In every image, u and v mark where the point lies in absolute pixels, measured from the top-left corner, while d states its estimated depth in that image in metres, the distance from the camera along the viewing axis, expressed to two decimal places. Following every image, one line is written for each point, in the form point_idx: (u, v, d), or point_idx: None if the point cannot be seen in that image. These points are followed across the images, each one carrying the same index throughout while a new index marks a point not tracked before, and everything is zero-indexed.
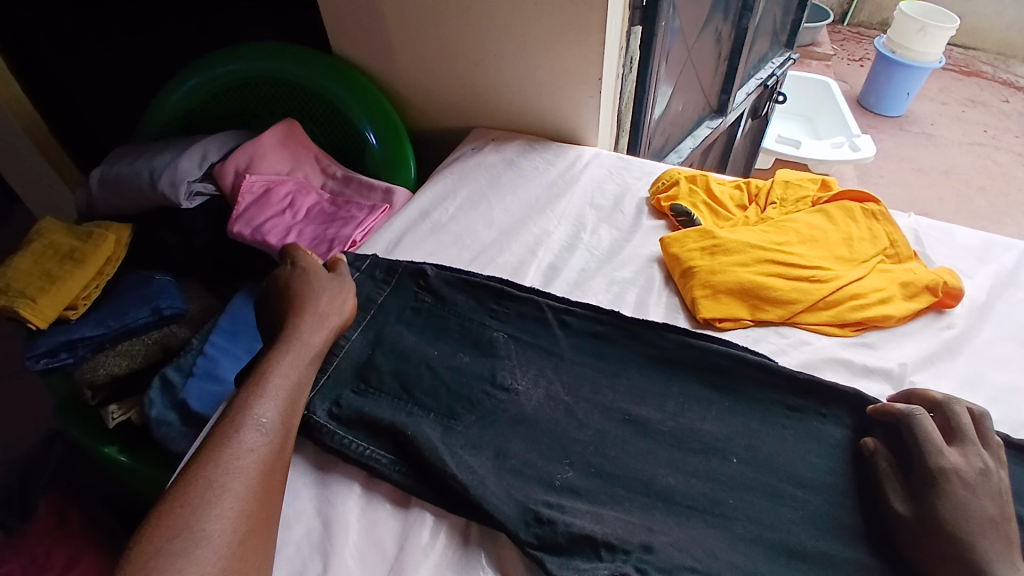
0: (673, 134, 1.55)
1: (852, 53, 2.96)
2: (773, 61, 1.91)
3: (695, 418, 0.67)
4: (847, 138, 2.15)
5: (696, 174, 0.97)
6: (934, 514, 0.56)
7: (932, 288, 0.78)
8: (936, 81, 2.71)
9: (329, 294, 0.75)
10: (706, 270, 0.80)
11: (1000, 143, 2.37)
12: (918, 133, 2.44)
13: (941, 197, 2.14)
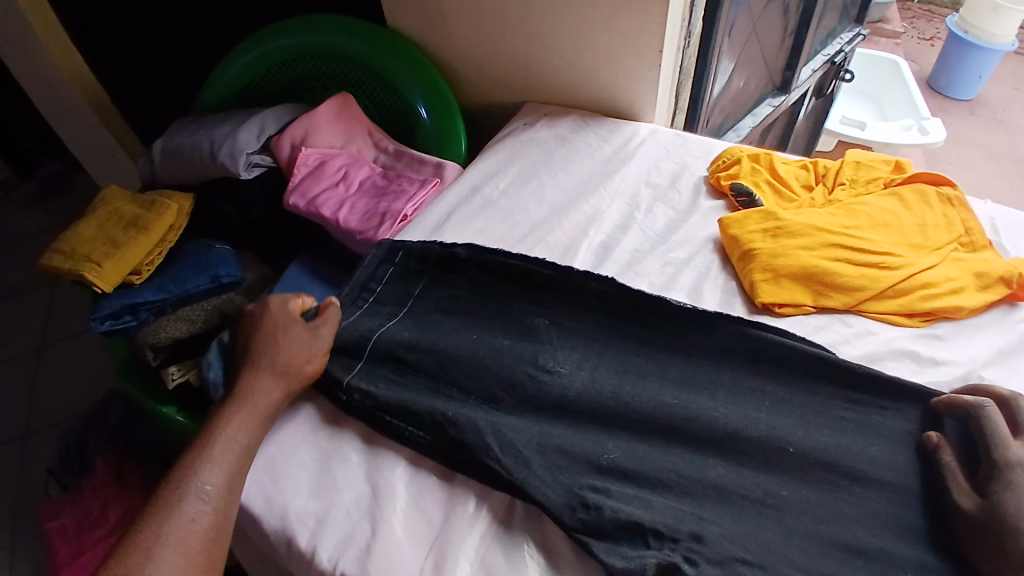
0: (732, 112, 1.49)
1: (923, 32, 2.78)
2: (841, 37, 1.80)
3: (750, 407, 0.65)
4: (916, 121, 2.03)
5: (760, 152, 0.92)
6: (998, 510, 0.53)
7: (1009, 280, 0.73)
8: (1016, 63, 2.52)
9: (293, 350, 0.69)
10: (768, 253, 0.77)
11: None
12: (993, 118, 2.29)
13: (1016, 187, 2.00)
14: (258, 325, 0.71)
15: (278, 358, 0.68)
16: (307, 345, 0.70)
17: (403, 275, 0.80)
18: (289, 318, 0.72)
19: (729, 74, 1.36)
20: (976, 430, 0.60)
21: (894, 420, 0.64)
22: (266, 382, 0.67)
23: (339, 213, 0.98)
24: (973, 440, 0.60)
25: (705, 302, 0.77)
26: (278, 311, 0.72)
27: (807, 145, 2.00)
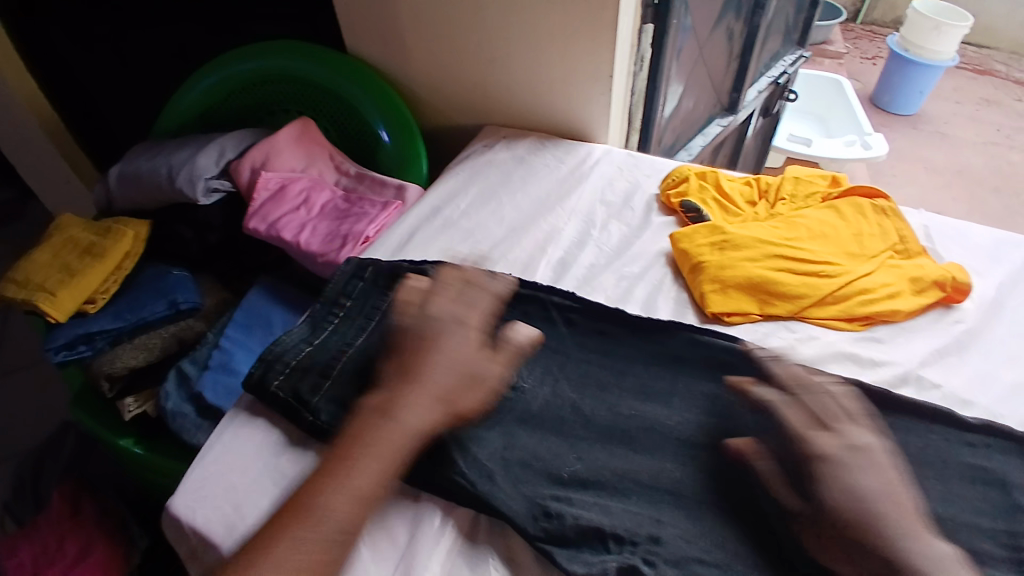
0: (683, 132, 1.55)
1: (865, 52, 2.94)
2: (784, 59, 1.90)
3: (703, 412, 0.68)
4: (859, 137, 2.14)
5: (706, 171, 0.97)
6: (821, 501, 0.57)
7: (940, 284, 0.78)
8: (950, 80, 2.69)
9: (473, 356, 0.69)
10: (716, 265, 0.81)
11: (1017, 143, 2.35)
12: (931, 133, 2.43)
13: (955, 197, 2.13)
14: (434, 325, 0.71)
15: (438, 359, 0.68)
16: (470, 350, 0.69)
17: (371, 290, 0.82)
18: (474, 325, 0.72)
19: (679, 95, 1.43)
20: (781, 426, 0.64)
21: (760, 420, 0.66)
22: (409, 409, 0.64)
23: (300, 236, 0.98)
24: (776, 433, 0.64)
25: (657, 316, 0.80)
26: (429, 311, 0.72)
27: (758, 162, 2.10)
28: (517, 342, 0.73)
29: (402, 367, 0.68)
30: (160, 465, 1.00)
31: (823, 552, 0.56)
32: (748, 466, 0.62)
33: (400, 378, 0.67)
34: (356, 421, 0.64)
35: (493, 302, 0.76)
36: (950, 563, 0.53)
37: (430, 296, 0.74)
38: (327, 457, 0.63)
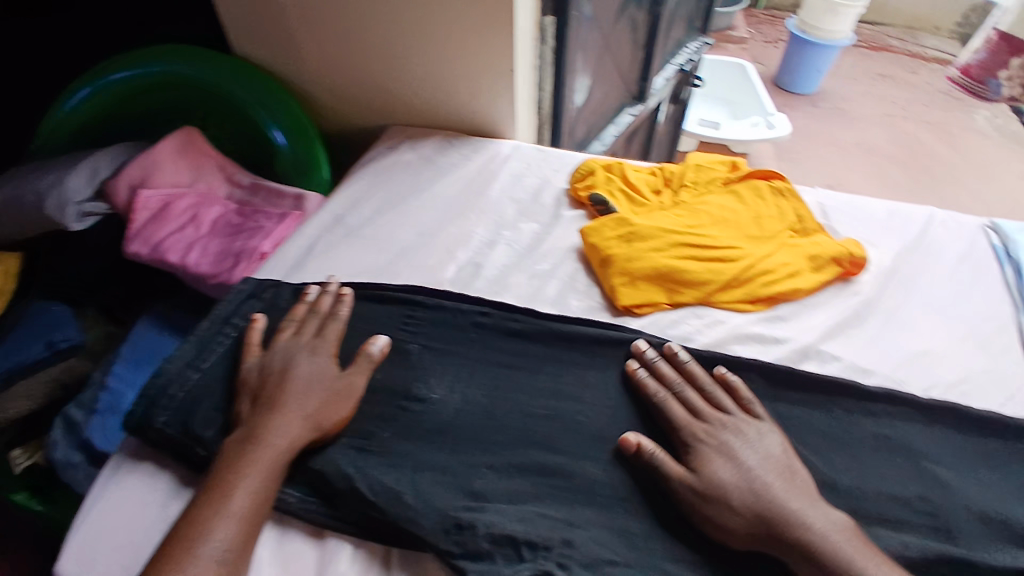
0: (595, 122, 1.57)
1: (767, 36, 3.07)
2: (688, 46, 1.95)
3: (614, 405, 0.68)
4: (764, 117, 2.23)
5: (612, 163, 0.97)
6: (712, 479, 0.58)
7: (837, 260, 0.81)
8: (847, 59, 2.85)
9: (323, 373, 0.67)
10: (623, 258, 0.80)
11: (909, 113, 2.52)
12: (832, 110, 2.56)
13: (856, 169, 2.26)
14: (281, 354, 0.69)
15: (299, 377, 0.65)
16: (328, 371, 0.67)
17: (274, 310, 0.78)
18: (323, 347, 0.70)
19: (588, 86, 1.43)
20: (663, 416, 0.65)
21: (639, 408, 0.67)
22: (281, 429, 0.61)
23: (188, 256, 0.91)
24: (657, 422, 0.66)
25: (569, 313, 0.79)
26: (285, 343, 0.70)
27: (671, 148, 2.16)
28: (369, 348, 0.70)
29: (259, 397, 0.64)
30: (60, 515, 0.93)
31: (726, 532, 0.56)
32: (650, 454, 0.61)
33: (261, 405, 0.63)
34: (232, 448, 0.60)
35: (339, 322, 0.74)
36: (843, 530, 0.55)
37: (276, 335, 0.72)
38: (204, 487, 0.58)
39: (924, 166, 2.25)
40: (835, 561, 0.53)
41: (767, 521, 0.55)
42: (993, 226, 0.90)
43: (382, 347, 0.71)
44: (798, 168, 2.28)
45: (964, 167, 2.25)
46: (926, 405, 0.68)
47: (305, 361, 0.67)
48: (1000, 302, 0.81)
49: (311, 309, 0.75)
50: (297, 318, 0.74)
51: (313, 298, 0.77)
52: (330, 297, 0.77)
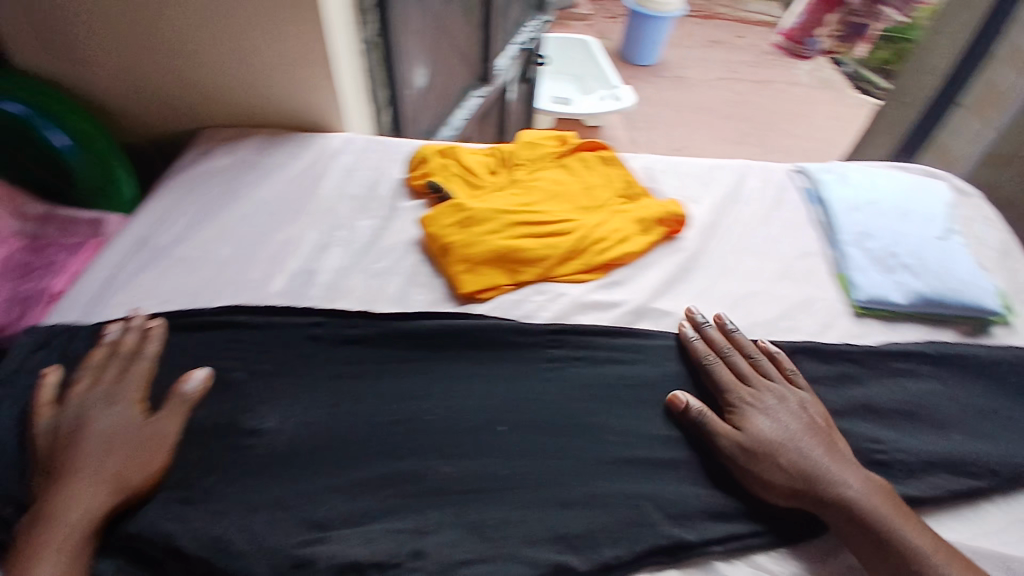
0: (441, 108, 1.54)
1: (610, 11, 3.19)
2: (528, 25, 1.97)
3: (461, 398, 0.67)
4: (610, 91, 2.32)
5: (445, 148, 0.94)
6: (757, 434, 0.61)
7: (662, 220, 0.85)
8: (682, 29, 3.05)
9: (124, 424, 0.60)
10: (461, 245, 0.78)
11: (740, 75, 2.74)
12: (673, 78, 2.72)
13: (699, 130, 2.41)
14: (73, 411, 0.61)
15: (94, 436, 0.59)
16: (133, 420, 0.61)
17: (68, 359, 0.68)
18: (124, 394, 0.64)
19: (426, 72, 1.39)
20: (709, 380, 0.69)
21: (685, 377, 0.70)
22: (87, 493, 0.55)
23: None
24: (707, 388, 0.69)
25: (412, 309, 0.76)
26: (78, 397, 0.63)
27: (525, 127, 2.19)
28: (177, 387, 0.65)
29: (48, 467, 0.57)
30: None
31: (767, 486, 0.59)
32: (698, 414, 0.64)
33: (52, 476, 0.56)
34: (26, 529, 0.53)
35: (145, 360, 0.67)
36: (876, 493, 0.58)
37: (70, 388, 0.64)
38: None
39: (756, 121, 2.46)
40: (868, 516, 0.56)
41: (810, 478, 0.58)
42: (800, 169, 0.97)
43: (201, 379, 0.66)
44: (648, 134, 2.39)
45: (789, 119, 2.48)
46: (752, 346, 0.72)
47: (103, 413, 0.61)
48: (810, 237, 0.87)
49: (108, 352, 0.67)
50: (91, 365, 0.66)
51: (114, 339, 0.69)
52: (136, 333, 0.70)
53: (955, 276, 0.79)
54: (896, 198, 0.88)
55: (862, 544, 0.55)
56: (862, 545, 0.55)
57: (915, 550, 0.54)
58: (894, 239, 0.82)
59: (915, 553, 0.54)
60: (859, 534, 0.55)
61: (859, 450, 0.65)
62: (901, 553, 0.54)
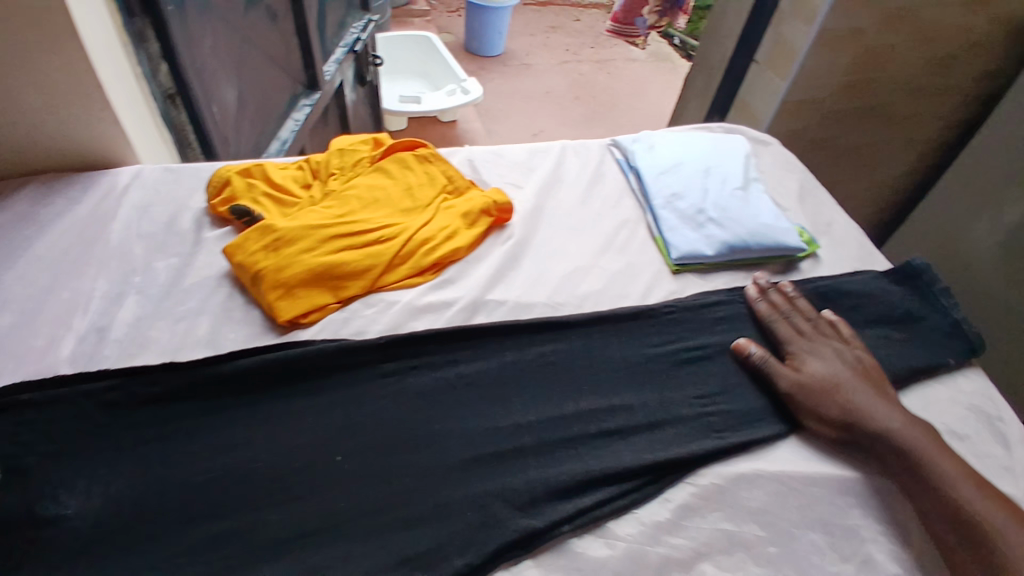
0: (267, 123, 1.43)
1: (450, 6, 3.18)
2: (353, 26, 1.88)
3: (292, 435, 0.63)
4: (457, 84, 2.31)
5: (250, 167, 0.87)
6: (812, 372, 0.68)
7: (486, 211, 0.84)
8: (521, 18, 3.12)
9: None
10: (274, 270, 0.72)
11: (580, 57, 2.84)
12: (519, 66, 2.76)
13: (550, 113, 2.47)
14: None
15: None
16: None
17: None
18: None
19: (237, 86, 1.26)
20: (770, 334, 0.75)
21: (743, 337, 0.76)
22: None
23: None
24: (772, 340, 0.75)
25: (228, 349, 0.70)
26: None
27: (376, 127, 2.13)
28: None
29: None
30: None
31: (816, 419, 0.65)
32: (758, 359, 0.71)
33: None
34: None
35: None
36: (919, 429, 0.62)
37: None
38: None
39: (602, 99, 2.57)
40: (905, 446, 0.61)
41: (853, 412, 0.64)
42: (614, 142, 1.02)
43: None
44: (502, 123, 2.41)
45: (630, 95, 2.61)
46: (580, 322, 0.74)
47: None
48: (627, 208, 0.92)
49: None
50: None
51: None
52: None
53: (758, 221, 0.85)
54: (696, 156, 0.95)
55: (900, 470, 0.61)
56: (902, 471, 0.60)
57: (951, 482, 0.58)
58: (697, 197, 0.88)
59: (949, 484, 0.58)
60: (899, 461, 0.61)
61: (692, 406, 0.68)
62: (935, 483, 0.58)
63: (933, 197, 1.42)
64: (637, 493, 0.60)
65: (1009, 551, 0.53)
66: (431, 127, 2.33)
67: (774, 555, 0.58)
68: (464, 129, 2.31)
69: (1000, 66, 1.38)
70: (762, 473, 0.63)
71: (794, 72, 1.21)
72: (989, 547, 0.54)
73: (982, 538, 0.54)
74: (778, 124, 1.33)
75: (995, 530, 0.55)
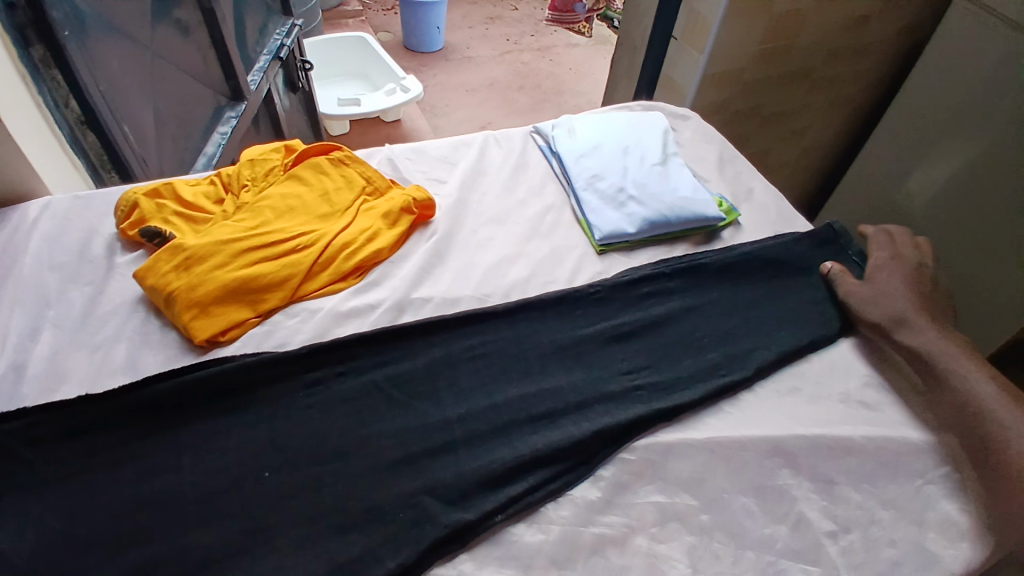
0: (189, 139, 1.25)
1: (384, 5, 3.12)
2: (277, 32, 1.71)
3: (218, 454, 0.61)
4: (396, 83, 2.23)
5: (158, 186, 0.84)
6: (877, 292, 0.76)
7: (408, 208, 0.83)
8: (458, 11, 3.07)
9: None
10: (186, 288, 0.70)
11: (521, 46, 2.83)
12: (460, 60, 2.71)
13: (495, 106, 2.43)
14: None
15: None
16: None
17: None
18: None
19: (147, 104, 1.10)
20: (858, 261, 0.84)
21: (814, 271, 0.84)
22: None
23: None
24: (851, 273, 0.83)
25: (145, 375, 0.68)
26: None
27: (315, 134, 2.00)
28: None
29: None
30: None
31: (866, 324, 0.75)
32: (834, 271, 0.81)
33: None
34: None
35: None
36: (963, 352, 0.69)
37: None
38: None
39: (546, 86, 2.56)
40: (933, 358, 0.69)
41: (902, 325, 0.72)
42: (535, 130, 1.02)
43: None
44: (448, 119, 2.36)
45: (574, 80, 2.61)
46: (505, 310, 0.73)
47: None
48: (552, 194, 0.92)
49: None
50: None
51: None
52: None
53: (677, 195, 0.86)
54: (615, 137, 0.96)
55: (928, 378, 0.69)
56: (929, 380, 0.69)
57: (974, 388, 0.65)
58: (617, 176, 0.89)
59: (973, 391, 0.65)
60: (927, 370, 0.69)
61: (619, 382, 0.68)
62: (959, 390, 0.66)
63: (863, 156, 1.46)
64: (568, 474, 0.60)
65: (1016, 445, 0.60)
66: (376, 127, 2.26)
67: (707, 522, 0.58)
68: (409, 127, 2.24)
69: (902, 27, 1.45)
70: (691, 442, 0.64)
71: (709, 45, 1.23)
72: (997, 442, 0.61)
73: (992, 438, 0.61)
74: (703, 97, 1.34)
75: (1008, 428, 0.61)
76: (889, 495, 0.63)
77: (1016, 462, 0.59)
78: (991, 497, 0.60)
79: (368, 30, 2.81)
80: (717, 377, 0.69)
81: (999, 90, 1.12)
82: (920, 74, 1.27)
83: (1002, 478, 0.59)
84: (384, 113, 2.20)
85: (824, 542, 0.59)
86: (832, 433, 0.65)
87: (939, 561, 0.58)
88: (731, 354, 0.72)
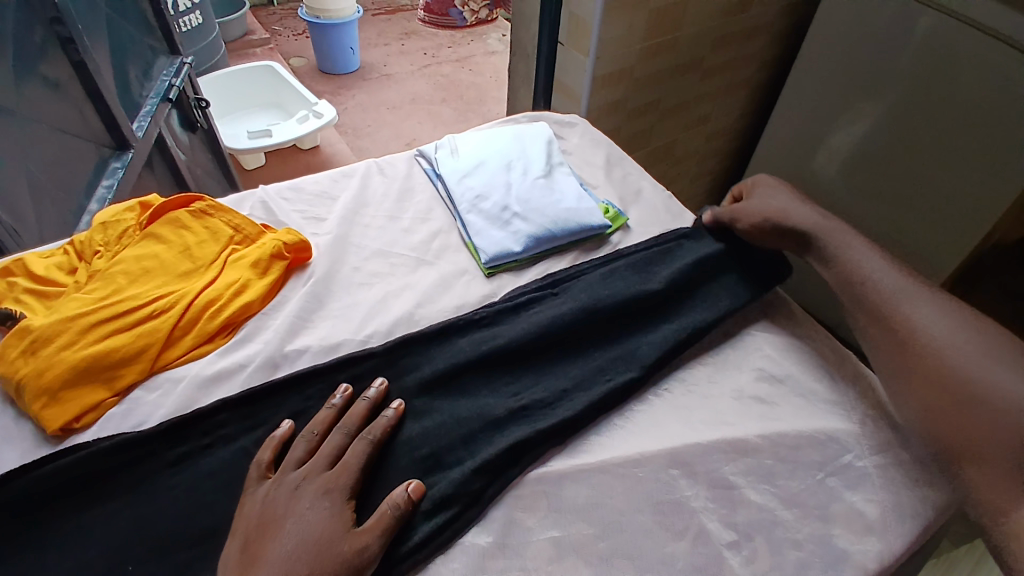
0: (61, 200, 1.00)
1: (293, 29, 2.79)
2: (159, 68, 1.35)
3: (75, 556, 0.55)
4: (308, 108, 1.92)
5: (6, 262, 0.73)
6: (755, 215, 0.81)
7: (279, 253, 0.78)
8: (373, 27, 2.84)
9: (327, 529, 0.52)
10: (32, 375, 0.62)
11: (440, 58, 2.60)
12: (379, 78, 2.47)
13: (420, 120, 2.22)
14: (262, 510, 0.54)
15: (287, 541, 0.51)
16: None
17: None
18: (338, 481, 0.56)
19: (11, 169, 0.89)
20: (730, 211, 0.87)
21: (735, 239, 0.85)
22: None
23: None
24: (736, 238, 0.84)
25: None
26: (273, 482, 0.57)
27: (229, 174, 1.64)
28: (374, 394, 0.64)
29: (245, 557, 0.51)
30: None
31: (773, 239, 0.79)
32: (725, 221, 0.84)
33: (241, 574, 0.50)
34: None
35: None
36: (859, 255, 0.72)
37: None
38: None
39: (469, 96, 2.36)
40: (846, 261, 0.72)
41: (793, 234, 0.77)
42: (419, 152, 0.98)
43: (307, 481, 0.56)
44: (373, 139, 2.14)
45: (497, 87, 2.43)
46: (385, 349, 0.68)
47: None
48: (439, 217, 0.89)
49: (335, 421, 0.62)
50: (324, 426, 0.61)
51: None
52: None
53: (560, 207, 0.85)
54: (496, 153, 0.94)
55: (844, 289, 0.71)
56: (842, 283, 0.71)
57: (878, 283, 0.68)
58: (500, 193, 0.87)
59: (886, 292, 0.67)
60: (841, 276, 0.71)
61: (503, 402, 0.66)
62: (887, 295, 0.67)
63: (767, 133, 1.46)
64: (456, 521, 0.57)
65: (927, 341, 0.63)
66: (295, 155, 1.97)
67: (606, 549, 0.56)
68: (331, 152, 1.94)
69: (771, 22, 1.50)
70: (583, 467, 0.62)
71: (593, 48, 1.22)
72: (907, 341, 0.64)
73: (915, 342, 0.63)
74: (597, 99, 1.33)
75: (925, 331, 0.63)
76: (791, 493, 0.62)
77: (939, 358, 0.61)
78: (901, 382, 0.63)
79: (278, 56, 2.48)
80: (604, 381, 0.68)
81: (896, 48, 1.11)
82: (812, 46, 1.27)
83: (944, 398, 0.59)
84: (299, 141, 1.88)
85: (726, 554, 0.57)
86: (728, 437, 0.65)
87: (849, 556, 0.58)
88: (616, 356, 0.71)
